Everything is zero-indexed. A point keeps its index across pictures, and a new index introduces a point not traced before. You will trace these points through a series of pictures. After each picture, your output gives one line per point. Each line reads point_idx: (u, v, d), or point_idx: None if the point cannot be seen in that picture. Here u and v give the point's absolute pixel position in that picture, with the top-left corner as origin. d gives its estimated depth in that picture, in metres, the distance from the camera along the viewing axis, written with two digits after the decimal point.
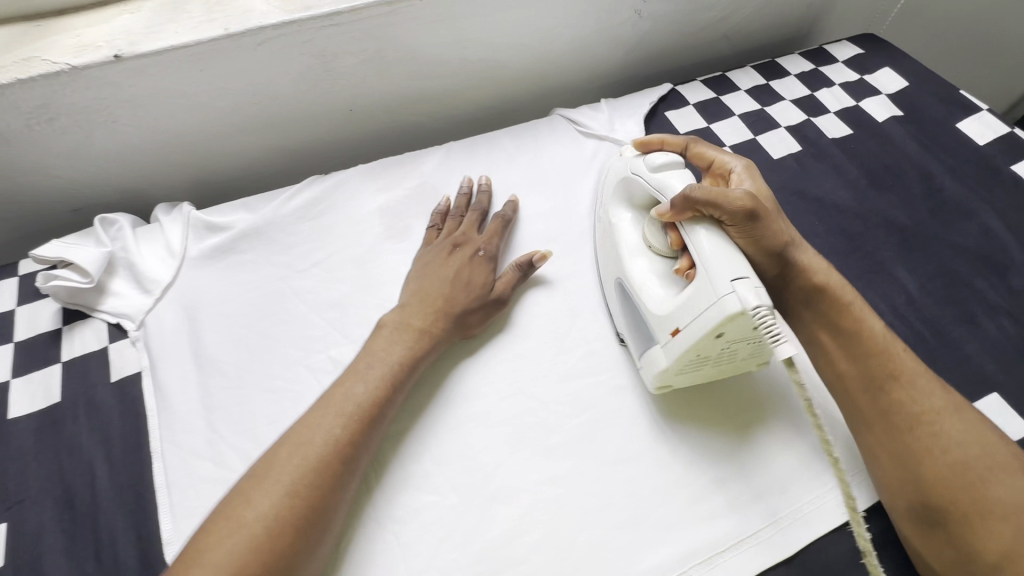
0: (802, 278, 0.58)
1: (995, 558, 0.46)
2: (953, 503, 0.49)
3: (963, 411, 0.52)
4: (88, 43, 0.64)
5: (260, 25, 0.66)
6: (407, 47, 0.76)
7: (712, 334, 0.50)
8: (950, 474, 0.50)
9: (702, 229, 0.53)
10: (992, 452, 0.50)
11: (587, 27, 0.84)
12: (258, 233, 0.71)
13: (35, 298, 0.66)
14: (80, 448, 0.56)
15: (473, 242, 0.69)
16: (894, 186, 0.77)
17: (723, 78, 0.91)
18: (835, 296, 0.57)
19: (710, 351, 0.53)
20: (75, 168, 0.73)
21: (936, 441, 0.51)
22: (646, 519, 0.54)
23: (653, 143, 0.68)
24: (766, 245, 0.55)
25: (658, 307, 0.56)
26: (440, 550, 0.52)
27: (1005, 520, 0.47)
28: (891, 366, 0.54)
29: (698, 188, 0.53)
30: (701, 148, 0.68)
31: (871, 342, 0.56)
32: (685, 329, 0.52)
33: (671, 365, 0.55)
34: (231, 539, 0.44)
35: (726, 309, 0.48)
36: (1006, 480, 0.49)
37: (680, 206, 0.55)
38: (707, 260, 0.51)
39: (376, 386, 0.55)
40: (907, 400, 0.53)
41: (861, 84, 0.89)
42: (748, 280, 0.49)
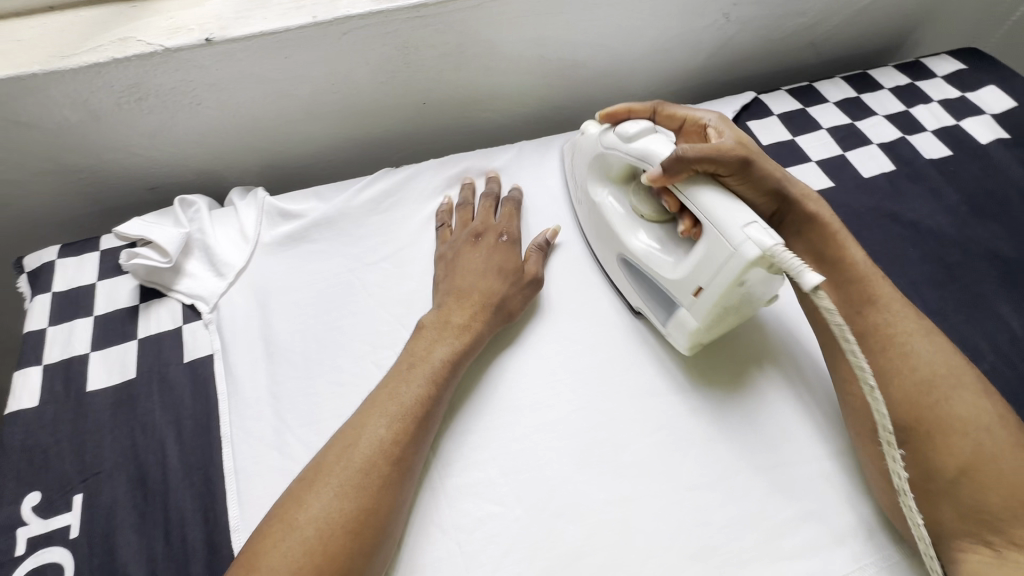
0: (794, 209, 0.59)
1: (954, 472, 0.46)
2: (919, 422, 0.48)
3: (934, 336, 0.52)
4: (180, 26, 0.65)
5: (348, 14, 0.66)
6: (488, 43, 0.74)
7: (736, 283, 0.50)
8: (920, 393, 0.48)
9: (702, 188, 0.53)
10: (959, 372, 0.49)
11: (671, 30, 0.81)
12: (330, 223, 0.71)
13: (114, 274, 0.68)
14: (154, 427, 0.57)
15: (492, 228, 0.68)
16: (998, 215, 0.72)
17: (810, 89, 0.86)
18: (818, 228, 0.59)
19: (733, 302, 0.53)
20: (157, 147, 0.74)
21: (907, 362, 0.50)
22: (719, 551, 0.51)
23: (619, 113, 0.66)
24: (759, 183, 0.58)
25: (672, 272, 0.56)
26: (503, 563, 0.51)
27: (966, 436, 0.46)
28: (868, 293, 0.54)
29: (686, 149, 0.53)
30: (670, 109, 0.66)
31: (852, 272, 0.56)
32: (708, 287, 0.52)
33: (701, 324, 0.55)
34: (286, 540, 0.44)
35: (746, 257, 0.48)
36: (968, 399, 0.48)
37: (671, 169, 0.54)
38: (714, 214, 0.51)
39: (422, 387, 0.54)
40: (881, 323, 0.53)
41: (963, 103, 0.83)
42: (757, 223, 0.49)
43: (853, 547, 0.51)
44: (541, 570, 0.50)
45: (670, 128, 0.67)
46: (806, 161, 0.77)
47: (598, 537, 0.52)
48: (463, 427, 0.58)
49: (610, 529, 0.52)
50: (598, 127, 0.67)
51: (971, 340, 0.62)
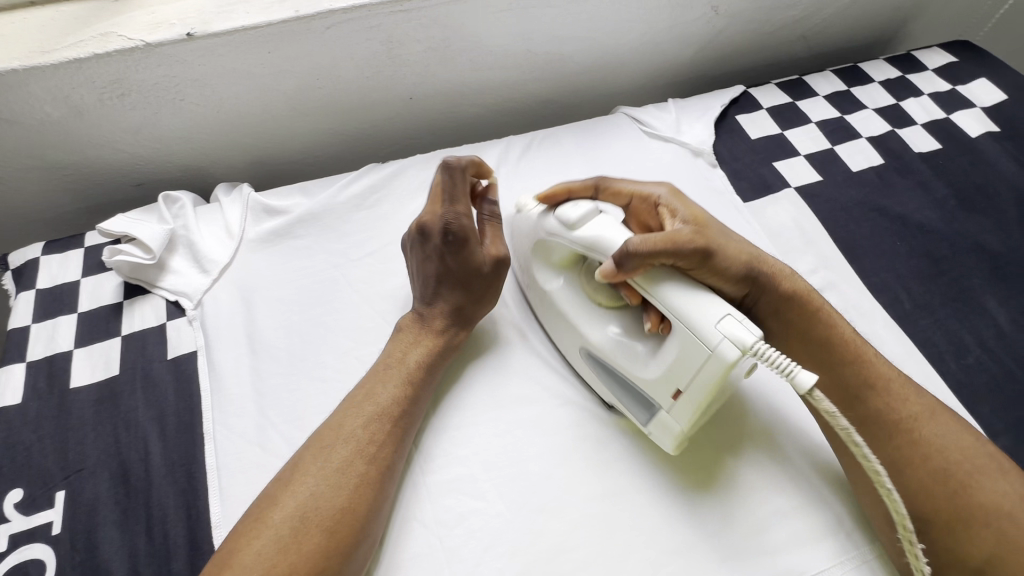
0: (773, 290, 0.56)
1: (979, 562, 0.45)
2: (936, 509, 0.47)
3: (942, 418, 0.50)
4: (162, 21, 0.64)
5: (331, 8, 0.65)
6: (473, 37, 0.74)
7: (718, 383, 0.47)
8: (935, 481, 0.47)
9: (670, 286, 0.49)
10: (972, 454, 0.48)
11: (659, 23, 0.80)
12: (315, 219, 0.71)
13: (99, 271, 0.68)
14: (137, 423, 0.57)
15: (432, 223, 0.60)
16: (986, 209, 0.71)
17: (799, 82, 0.86)
18: (806, 308, 0.55)
19: (715, 397, 0.49)
20: (141, 143, 0.74)
21: (916, 450, 0.49)
22: (701, 546, 0.51)
23: (560, 191, 0.60)
24: (727, 271, 0.55)
25: (646, 372, 0.52)
26: (484, 559, 0.51)
27: (987, 524, 0.45)
28: (867, 375, 0.52)
29: (643, 242, 0.49)
30: (613, 184, 0.62)
31: (845, 353, 0.53)
32: (688, 389, 0.48)
33: (684, 426, 0.50)
34: (260, 539, 0.44)
35: (727, 357, 0.45)
36: (987, 484, 0.47)
37: (631, 266, 0.50)
38: (684, 311, 0.48)
39: (400, 387, 0.54)
40: (885, 409, 0.51)
41: (953, 95, 0.83)
42: (731, 316, 0.46)
43: (838, 536, 0.52)
44: (521, 565, 0.50)
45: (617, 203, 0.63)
46: (795, 154, 0.77)
47: (579, 533, 0.52)
48: (446, 423, 0.57)
49: (592, 525, 0.52)
50: (534, 207, 0.60)
51: (957, 335, 0.62)
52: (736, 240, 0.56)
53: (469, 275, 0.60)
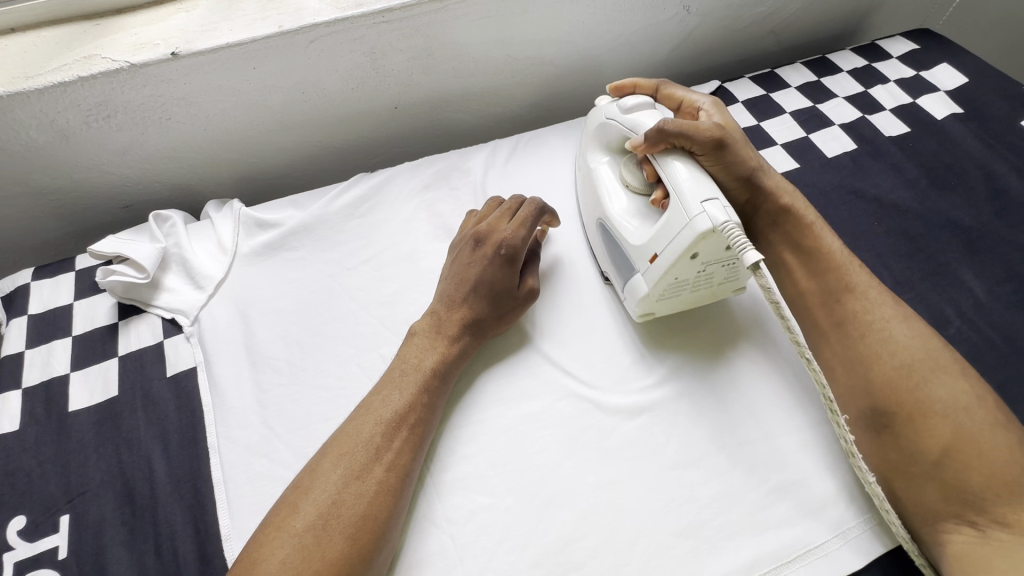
0: (770, 199, 0.61)
1: (936, 454, 0.48)
2: (899, 404, 0.50)
3: (912, 322, 0.54)
4: (146, 41, 0.65)
5: (314, 22, 0.66)
6: (455, 44, 0.76)
7: (688, 254, 0.53)
8: (900, 376, 0.51)
9: (676, 161, 0.57)
10: (937, 355, 0.51)
11: (634, 24, 0.83)
12: (308, 230, 0.71)
13: (91, 293, 0.67)
14: (139, 443, 0.57)
15: (497, 235, 0.63)
16: (957, 186, 0.74)
17: (772, 75, 0.89)
18: (793, 221, 0.61)
19: (688, 276, 0.56)
20: (129, 164, 0.74)
21: (885, 348, 0.52)
22: (709, 526, 0.52)
23: (626, 88, 0.71)
24: (734, 173, 0.61)
25: (636, 238, 0.59)
26: (496, 553, 0.51)
27: (945, 418, 0.48)
28: (847, 282, 0.56)
29: (672, 121, 0.58)
30: (671, 89, 0.70)
31: (828, 260, 0.58)
32: (662, 254, 0.55)
33: (652, 291, 0.57)
34: (282, 549, 0.44)
35: (698, 228, 0.51)
36: (945, 381, 0.50)
37: (653, 139, 0.58)
38: (680, 185, 0.55)
39: (415, 394, 0.54)
40: (860, 311, 0.55)
41: (918, 81, 0.86)
42: (717, 202, 0.53)
43: (840, 508, 0.53)
44: (534, 556, 0.51)
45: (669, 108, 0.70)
46: (772, 144, 0.79)
47: (588, 522, 0.52)
48: (450, 421, 0.58)
49: (600, 512, 0.53)
50: (607, 98, 0.69)
51: (937, 307, 0.65)
52: (751, 150, 0.63)
53: (500, 293, 0.61)
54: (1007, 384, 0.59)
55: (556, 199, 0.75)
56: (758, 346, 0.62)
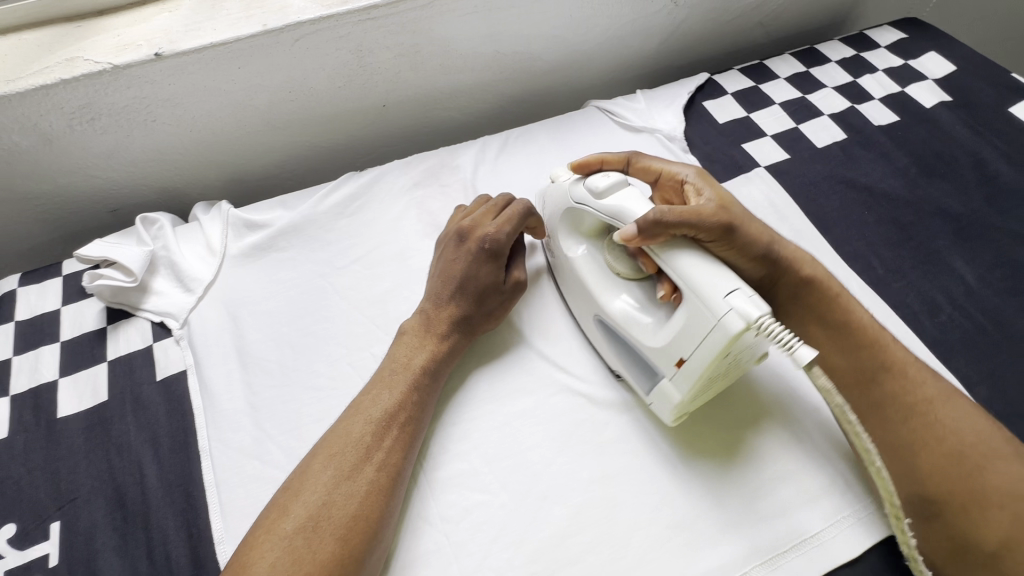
0: (791, 271, 0.58)
1: (994, 546, 0.45)
2: (950, 492, 0.47)
3: (958, 401, 0.51)
4: (128, 42, 0.64)
5: (299, 20, 0.66)
6: (442, 40, 0.75)
7: (722, 355, 0.48)
8: (948, 462, 0.48)
9: (683, 254, 0.51)
10: (988, 439, 0.49)
11: (621, 18, 0.82)
12: (297, 230, 0.71)
13: (78, 298, 0.67)
14: (129, 447, 0.56)
15: (481, 231, 0.62)
16: (946, 174, 0.75)
17: (760, 67, 0.89)
18: (820, 293, 0.57)
19: (718, 372, 0.50)
20: (114, 168, 0.73)
21: (931, 432, 0.50)
22: (705, 518, 0.52)
23: (591, 164, 0.64)
24: (749, 250, 0.56)
25: (653, 340, 0.53)
26: (492, 551, 0.51)
27: (1001, 507, 0.46)
28: (886, 360, 0.53)
29: (669, 211, 0.52)
30: (644, 160, 0.65)
31: (861, 336, 0.55)
32: (690, 358, 0.50)
33: (685, 396, 0.52)
34: (273, 551, 0.44)
35: (729, 328, 0.46)
36: (1002, 467, 0.47)
37: (649, 232, 0.52)
38: (694, 281, 0.49)
39: (405, 392, 0.54)
40: (901, 391, 0.52)
41: (906, 70, 0.86)
42: (742, 290, 0.47)
43: (835, 497, 0.53)
44: (530, 552, 0.51)
45: (646, 179, 0.66)
46: (762, 135, 0.79)
47: (583, 517, 0.52)
48: (443, 420, 0.58)
49: (596, 507, 0.53)
50: (568, 177, 0.64)
51: (928, 295, 0.65)
52: (761, 223, 0.58)
53: (487, 289, 0.61)
54: (999, 370, 0.60)
55: None
56: (792, 433, 0.56)
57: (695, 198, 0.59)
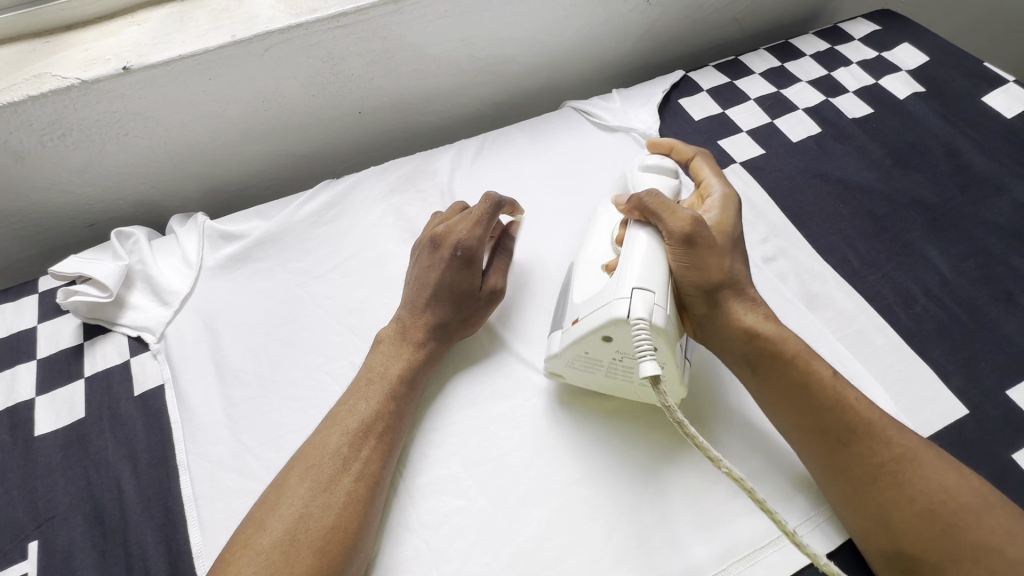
0: (738, 321, 0.54)
1: None
2: (927, 553, 0.46)
3: (925, 457, 0.48)
4: (97, 57, 0.64)
5: (268, 30, 0.66)
6: (414, 45, 0.75)
7: (602, 332, 0.51)
8: (922, 523, 0.46)
9: (640, 232, 0.55)
10: (961, 492, 0.47)
11: (594, 18, 0.83)
12: (274, 240, 0.71)
13: (55, 315, 0.66)
14: (108, 463, 0.56)
15: (453, 237, 0.62)
16: (920, 165, 0.75)
17: (735, 63, 0.89)
18: (775, 348, 0.53)
19: (600, 353, 0.53)
20: (89, 183, 0.73)
21: (903, 492, 0.47)
22: (683, 516, 0.52)
23: (662, 147, 0.69)
24: (696, 278, 0.53)
25: (580, 295, 0.56)
26: (471, 555, 0.51)
27: (978, 562, 0.44)
28: (850, 420, 0.50)
29: (654, 195, 0.55)
30: (700, 164, 0.65)
31: (823, 390, 0.51)
32: (582, 320, 0.53)
33: (561, 353, 0.55)
34: (250, 566, 0.44)
35: (613, 309, 0.49)
36: (976, 521, 0.45)
37: (632, 205, 0.57)
38: (632, 260, 0.52)
39: (381, 402, 0.54)
40: (869, 453, 0.49)
41: (880, 61, 0.87)
42: (648, 293, 0.49)
43: (809, 495, 0.54)
44: (509, 556, 0.51)
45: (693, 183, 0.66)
46: (737, 131, 0.80)
47: (562, 519, 0.52)
48: (422, 426, 0.58)
49: (574, 508, 0.53)
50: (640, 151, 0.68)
51: (903, 286, 0.65)
52: (723, 259, 0.55)
53: (462, 296, 0.61)
54: (974, 359, 0.60)
55: (524, 197, 0.75)
56: (747, 442, 0.56)
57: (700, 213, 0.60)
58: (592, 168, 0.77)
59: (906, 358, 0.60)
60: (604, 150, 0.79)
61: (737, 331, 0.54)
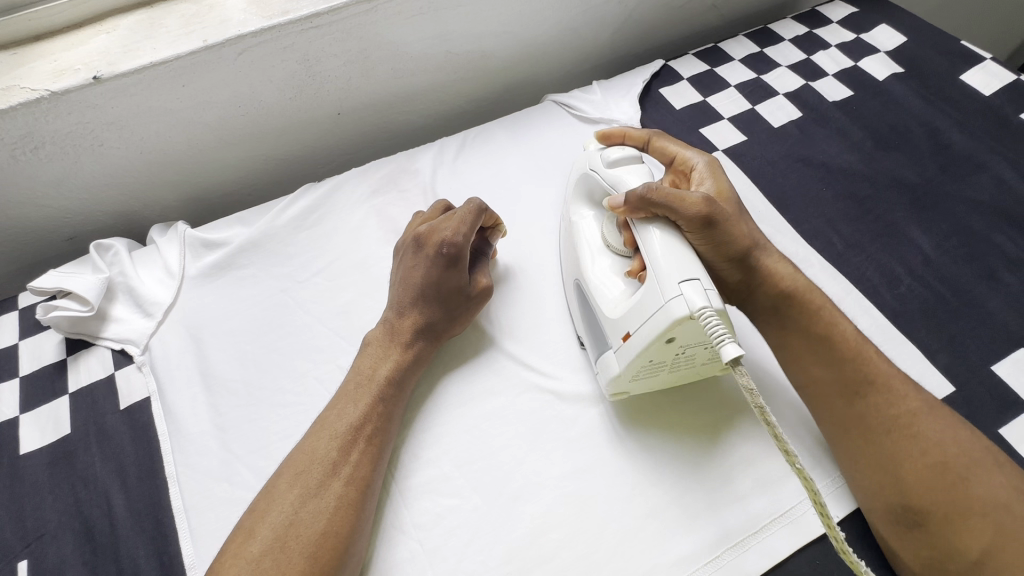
0: (768, 282, 0.54)
1: (977, 556, 0.44)
2: (936, 505, 0.46)
3: (941, 414, 0.49)
4: (65, 67, 0.63)
5: (240, 34, 0.65)
6: (391, 44, 0.74)
7: (662, 338, 0.48)
8: (934, 475, 0.47)
9: (655, 231, 0.51)
10: (972, 448, 0.47)
11: (571, 10, 0.82)
12: (256, 247, 0.70)
13: (36, 331, 0.66)
14: (95, 479, 0.56)
15: (438, 235, 0.61)
16: (901, 145, 0.75)
17: (715, 50, 0.89)
18: (800, 304, 0.54)
19: (663, 357, 0.50)
20: (65, 196, 0.72)
21: (916, 445, 0.48)
22: (676, 503, 0.52)
23: (614, 137, 0.68)
24: (724, 245, 0.53)
25: (611, 310, 0.54)
26: (466, 554, 0.51)
27: (986, 517, 0.44)
28: (868, 372, 0.51)
29: (655, 188, 0.51)
30: (663, 142, 0.66)
31: (845, 348, 0.52)
32: (635, 333, 0.50)
33: (623, 372, 0.52)
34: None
35: (671, 313, 0.46)
36: (985, 478, 0.46)
37: (633, 204, 0.52)
38: (661, 258, 0.49)
39: (370, 404, 0.54)
40: (886, 405, 0.50)
41: (858, 43, 0.87)
42: (697, 282, 0.47)
43: None
44: (504, 552, 0.51)
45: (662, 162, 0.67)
46: (718, 120, 0.79)
47: (556, 512, 0.52)
48: (412, 427, 0.58)
49: (568, 502, 0.53)
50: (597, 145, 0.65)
51: (887, 266, 0.65)
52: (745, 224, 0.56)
53: (449, 295, 0.60)
54: (958, 337, 0.60)
55: (507, 193, 0.74)
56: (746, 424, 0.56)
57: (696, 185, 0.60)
58: (575, 162, 0.77)
59: (892, 339, 0.60)
60: (587, 143, 0.78)
61: (767, 290, 0.54)
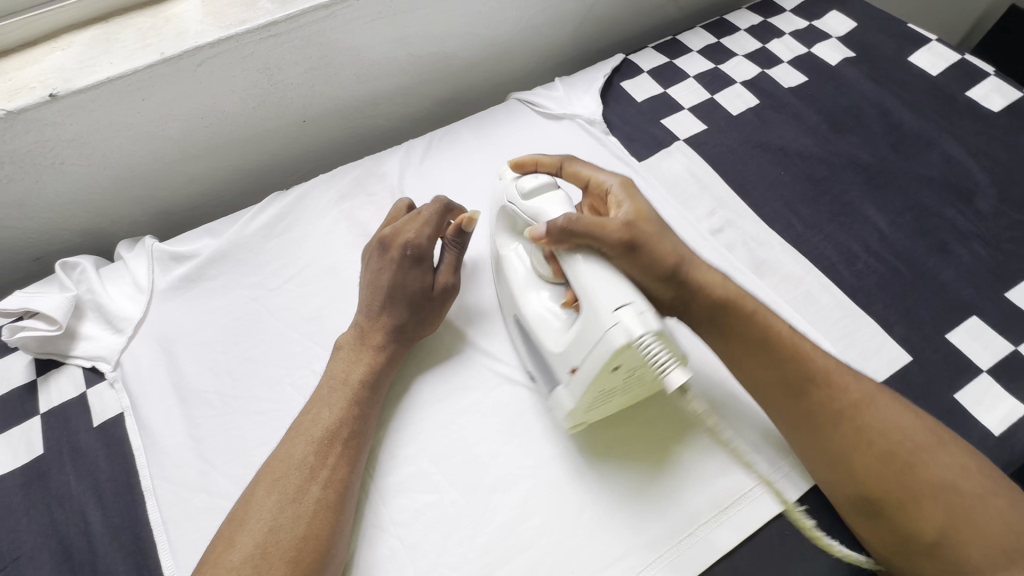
0: (701, 296, 0.54)
1: (934, 537, 0.46)
2: (890, 494, 0.47)
3: (882, 401, 0.51)
4: (20, 86, 0.63)
5: (197, 45, 0.65)
6: (351, 50, 0.75)
7: (609, 368, 0.47)
8: (882, 463, 0.48)
9: (580, 261, 0.50)
10: (915, 432, 0.49)
11: (530, 9, 0.83)
12: (226, 257, 0.70)
13: (4, 353, 0.65)
14: (71, 498, 0.55)
15: (403, 237, 0.62)
16: (855, 127, 0.78)
17: (673, 42, 0.90)
18: (736, 310, 0.54)
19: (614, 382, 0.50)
20: (28, 216, 0.71)
21: (862, 436, 0.49)
22: (651, 485, 0.54)
23: (527, 165, 0.62)
24: (654, 268, 0.52)
25: (555, 344, 0.53)
26: (445, 548, 0.52)
27: (936, 497, 0.46)
28: (810, 370, 0.52)
29: (575, 218, 0.50)
30: (576, 165, 0.61)
31: (783, 345, 0.53)
32: (581, 367, 0.49)
33: (578, 406, 0.51)
34: None
35: (613, 343, 0.46)
36: (933, 458, 0.48)
37: (556, 236, 0.51)
38: (590, 289, 0.48)
39: (345, 408, 0.54)
40: (829, 400, 0.51)
41: (811, 30, 0.89)
42: (630, 307, 0.46)
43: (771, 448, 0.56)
44: (483, 544, 0.52)
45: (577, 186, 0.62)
46: (678, 110, 0.81)
47: (532, 501, 0.53)
48: (389, 427, 0.58)
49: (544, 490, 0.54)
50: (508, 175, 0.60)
51: (845, 245, 0.67)
52: (672, 240, 0.54)
53: (415, 296, 0.61)
54: (913, 308, 0.62)
55: (475, 192, 0.75)
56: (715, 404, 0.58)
57: (616, 211, 0.56)
58: None
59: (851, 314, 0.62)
60: (551, 138, 0.80)
61: (703, 302, 0.54)
